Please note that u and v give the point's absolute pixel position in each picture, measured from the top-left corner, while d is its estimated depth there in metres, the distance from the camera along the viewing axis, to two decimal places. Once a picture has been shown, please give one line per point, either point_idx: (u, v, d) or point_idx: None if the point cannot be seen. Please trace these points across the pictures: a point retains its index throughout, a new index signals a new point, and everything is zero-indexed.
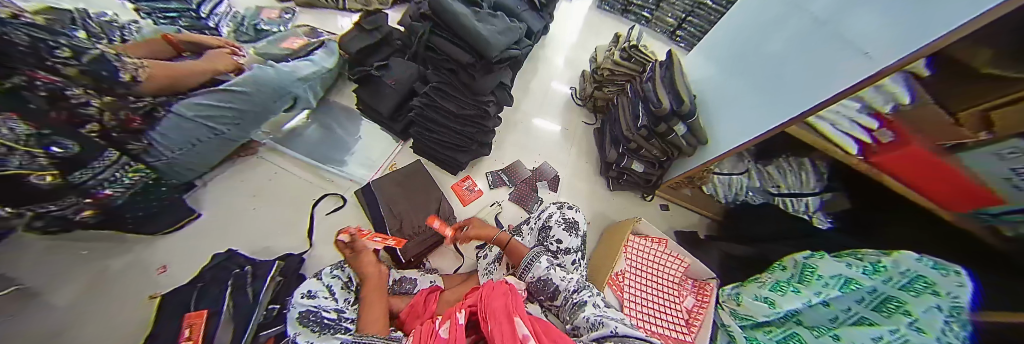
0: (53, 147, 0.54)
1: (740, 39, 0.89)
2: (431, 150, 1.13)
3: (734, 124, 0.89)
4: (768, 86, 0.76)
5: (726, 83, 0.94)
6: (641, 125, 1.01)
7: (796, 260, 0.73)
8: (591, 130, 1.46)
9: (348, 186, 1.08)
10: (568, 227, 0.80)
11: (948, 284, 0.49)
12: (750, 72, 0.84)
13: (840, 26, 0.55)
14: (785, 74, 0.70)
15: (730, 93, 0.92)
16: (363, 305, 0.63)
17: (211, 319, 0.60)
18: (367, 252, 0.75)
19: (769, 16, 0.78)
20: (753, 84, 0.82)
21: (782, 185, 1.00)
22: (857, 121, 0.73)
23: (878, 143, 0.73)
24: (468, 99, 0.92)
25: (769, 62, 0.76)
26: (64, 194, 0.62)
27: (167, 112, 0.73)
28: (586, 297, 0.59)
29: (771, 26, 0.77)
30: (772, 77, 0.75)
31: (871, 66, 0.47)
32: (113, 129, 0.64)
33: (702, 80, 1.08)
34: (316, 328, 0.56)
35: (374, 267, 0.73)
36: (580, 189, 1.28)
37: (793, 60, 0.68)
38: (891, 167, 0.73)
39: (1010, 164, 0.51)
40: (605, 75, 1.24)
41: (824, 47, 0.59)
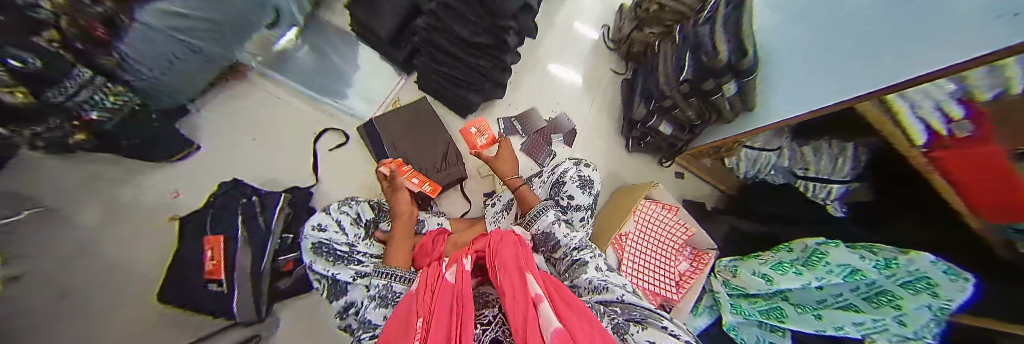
0: (12, 61, 0.47)
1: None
2: (439, 87, 1.01)
3: (795, 95, 0.74)
4: (846, 44, 0.57)
5: (790, 39, 0.75)
6: (683, 80, 0.86)
7: (806, 244, 0.71)
8: (620, 80, 1.29)
9: (349, 122, 1.01)
10: (583, 185, 0.77)
11: (952, 290, 0.47)
12: (826, 20, 0.63)
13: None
14: (865, 33, 0.52)
15: (804, 47, 0.70)
16: (391, 244, 0.65)
17: (228, 245, 0.63)
18: (401, 190, 0.76)
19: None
20: (817, 46, 0.66)
21: (811, 169, 0.92)
22: (942, 106, 0.56)
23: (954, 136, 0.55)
24: (484, 23, 0.70)
25: (849, 7, 0.55)
26: (47, 116, 0.59)
27: (132, 21, 0.53)
28: (587, 257, 0.58)
29: None
30: (851, 31, 0.56)
31: (957, 47, 0.34)
32: (76, 39, 0.51)
33: (776, 20, 0.81)
34: (331, 258, 0.62)
35: (406, 203, 0.74)
36: (596, 148, 1.21)
37: (862, 21, 0.53)
38: (951, 166, 0.58)
39: None
40: (652, 10, 1.02)
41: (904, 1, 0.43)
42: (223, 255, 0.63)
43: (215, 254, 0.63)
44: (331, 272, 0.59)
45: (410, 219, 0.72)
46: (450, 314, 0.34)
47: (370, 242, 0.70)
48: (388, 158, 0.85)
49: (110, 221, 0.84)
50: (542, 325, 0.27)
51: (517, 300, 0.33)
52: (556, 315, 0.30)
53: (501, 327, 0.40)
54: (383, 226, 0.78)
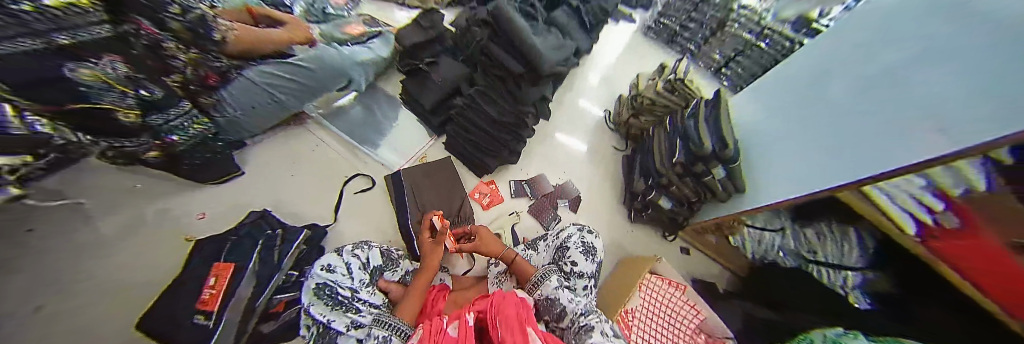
0: (142, 90, 0.60)
1: (795, 87, 0.81)
2: (464, 151, 1.15)
3: (783, 177, 0.81)
4: (823, 143, 0.69)
5: (774, 133, 0.88)
6: (676, 161, 0.98)
7: (824, 335, 0.69)
8: (621, 156, 1.43)
9: (379, 169, 1.12)
10: (587, 251, 0.78)
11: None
12: (806, 124, 0.75)
13: (897, 96, 0.50)
14: (846, 134, 0.62)
15: (786, 142, 0.82)
16: (407, 297, 0.65)
17: (235, 274, 0.65)
18: (441, 247, 0.79)
19: (824, 68, 0.71)
20: (800, 139, 0.77)
21: (820, 252, 0.92)
22: (920, 198, 0.64)
23: (939, 227, 0.61)
24: (509, 107, 0.95)
25: (830, 116, 0.68)
26: (140, 133, 0.68)
27: (238, 75, 0.82)
28: (594, 321, 0.56)
29: (822, 79, 0.71)
30: (831, 132, 0.67)
31: (936, 148, 0.41)
32: (191, 82, 0.71)
33: (756, 120, 0.96)
34: (330, 302, 0.60)
35: (436, 259, 0.76)
36: (600, 215, 1.26)
37: (850, 119, 0.61)
38: (953, 256, 0.61)
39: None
40: (644, 104, 1.22)
41: (885, 116, 0.53)
42: (225, 284, 0.63)
43: (217, 283, 0.64)
44: (323, 318, 0.56)
45: (432, 277, 0.73)
46: None
47: (372, 289, 0.70)
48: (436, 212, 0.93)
49: (122, 237, 0.85)
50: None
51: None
52: None
53: None
54: (387, 275, 0.78)
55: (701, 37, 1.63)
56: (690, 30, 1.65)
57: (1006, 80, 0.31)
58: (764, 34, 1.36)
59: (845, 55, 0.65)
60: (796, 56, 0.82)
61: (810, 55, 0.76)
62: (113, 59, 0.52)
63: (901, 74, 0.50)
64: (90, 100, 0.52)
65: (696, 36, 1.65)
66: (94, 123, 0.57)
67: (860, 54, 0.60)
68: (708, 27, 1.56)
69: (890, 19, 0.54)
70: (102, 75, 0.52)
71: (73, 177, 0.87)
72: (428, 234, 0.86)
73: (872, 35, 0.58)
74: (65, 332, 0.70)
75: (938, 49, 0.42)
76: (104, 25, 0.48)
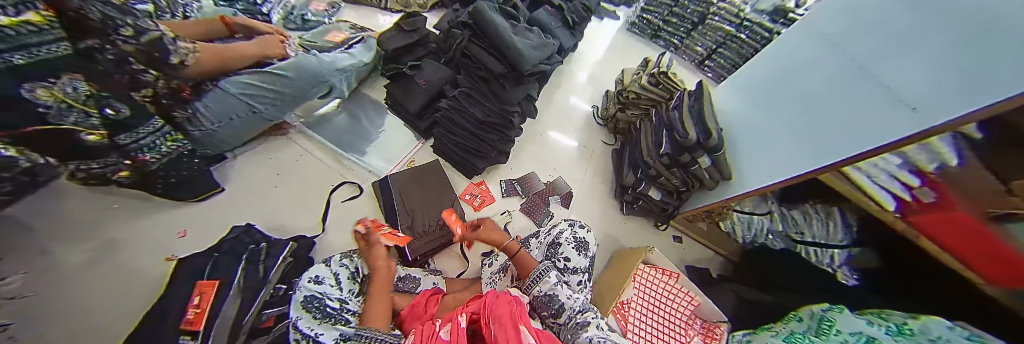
0: (106, 109, 0.58)
1: (778, 77, 0.82)
2: (451, 153, 1.14)
3: (767, 162, 0.83)
4: (807, 130, 0.69)
5: (761, 121, 0.88)
6: (663, 153, 0.98)
7: (813, 311, 0.70)
8: (610, 150, 1.44)
9: (367, 177, 1.10)
10: (579, 247, 0.78)
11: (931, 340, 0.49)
12: (791, 112, 0.76)
13: (880, 80, 0.50)
14: (828, 120, 0.63)
15: (771, 130, 0.83)
16: (370, 300, 0.64)
17: (220, 291, 0.64)
18: (376, 245, 0.80)
19: (808, 58, 0.71)
20: (786, 125, 0.77)
21: (806, 233, 0.94)
22: (899, 177, 0.65)
23: (917, 202, 0.62)
24: (493, 107, 0.95)
25: (813, 103, 0.68)
26: (108, 154, 0.65)
27: (214, 86, 0.80)
28: (591, 317, 0.56)
29: (808, 65, 0.71)
30: (814, 119, 0.67)
31: (911, 127, 0.42)
32: (163, 97, 0.70)
33: (739, 110, 0.98)
34: (318, 316, 0.56)
35: (382, 258, 0.77)
36: (592, 209, 1.27)
37: (836, 102, 0.61)
38: (933, 230, 0.61)
39: None
40: (630, 97, 1.23)
41: (866, 100, 0.53)
42: (209, 302, 0.61)
43: (201, 301, 0.62)
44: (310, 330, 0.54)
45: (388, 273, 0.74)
46: None
47: (360, 299, 0.71)
48: (362, 219, 0.91)
49: (102, 259, 0.83)
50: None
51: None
52: None
53: None
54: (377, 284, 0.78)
55: (684, 30, 1.65)
56: (673, 24, 1.67)
57: (983, 52, 0.31)
58: (744, 26, 1.39)
59: (830, 40, 0.65)
60: (778, 44, 0.83)
61: (797, 42, 0.76)
62: (75, 77, 0.50)
63: (884, 58, 0.50)
64: (53, 122, 0.51)
65: (678, 29, 1.66)
66: (56, 146, 0.55)
67: (841, 43, 0.61)
68: (690, 20, 1.57)
69: (870, 8, 0.54)
70: (61, 95, 0.50)
71: (54, 199, 0.86)
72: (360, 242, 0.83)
73: (852, 25, 0.59)
74: None
75: (919, 32, 0.42)
76: (62, 42, 0.45)
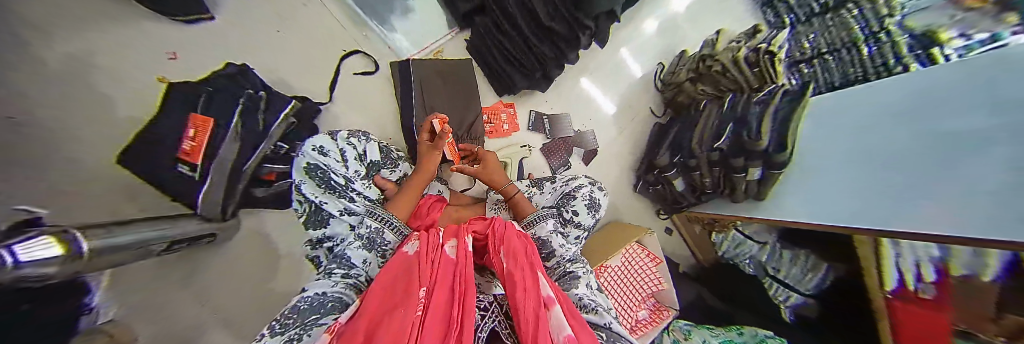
0: None
1: (865, 100, 0.65)
2: (490, 58, 0.99)
3: (810, 210, 0.74)
4: (875, 180, 0.57)
5: (811, 164, 0.76)
6: (717, 148, 0.86)
7: (755, 331, 0.77)
8: (653, 123, 1.29)
9: (384, 53, 0.98)
10: (590, 206, 0.76)
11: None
12: (860, 147, 0.62)
13: (977, 137, 0.39)
14: (910, 171, 0.50)
15: (823, 178, 0.72)
16: (398, 191, 0.64)
17: (215, 132, 0.59)
18: (438, 152, 0.67)
19: (890, 101, 0.58)
20: (842, 177, 0.66)
21: (781, 272, 0.92)
22: (920, 265, 0.56)
23: (916, 295, 0.57)
24: (566, 13, 0.70)
25: (895, 141, 0.54)
26: None
27: None
28: (580, 271, 0.58)
29: (880, 115, 0.59)
30: (878, 172, 0.57)
31: (980, 227, 0.36)
32: None
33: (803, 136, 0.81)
34: (323, 186, 0.58)
35: (433, 165, 0.68)
36: (609, 175, 1.25)
37: (905, 171, 0.51)
38: (904, 322, 0.60)
39: None
40: (712, 69, 0.99)
41: (964, 157, 0.41)
42: (204, 140, 0.58)
43: (196, 136, 0.58)
44: (315, 199, 0.57)
45: (428, 180, 0.67)
46: (452, 300, 0.32)
47: (368, 183, 0.65)
48: (439, 114, 0.74)
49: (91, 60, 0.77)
50: (553, 335, 0.30)
51: (529, 295, 0.32)
52: (562, 321, 0.32)
53: (500, 317, 0.39)
54: (383, 173, 0.71)
55: None
56: None
57: None
58: None
59: (910, 91, 0.54)
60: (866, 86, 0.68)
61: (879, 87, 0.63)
62: None
63: (981, 107, 0.38)
64: None
65: None
66: None
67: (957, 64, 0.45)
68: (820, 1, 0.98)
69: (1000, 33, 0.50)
70: None
71: None
72: (426, 138, 0.72)
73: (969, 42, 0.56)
74: (69, 138, 0.75)
75: (1000, 104, 0.35)
76: None
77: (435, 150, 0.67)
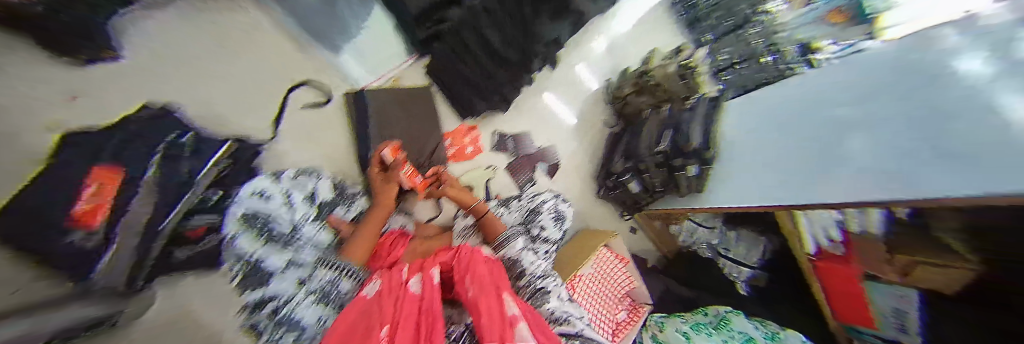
0: None
1: (803, 85, 0.76)
2: (450, 83, 1.01)
3: (754, 188, 0.85)
4: (822, 154, 0.66)
5: (757, 146, 0.88)
6: (660, 151, 0.97)
7: (717, 310, 0.85)
8: (607, 133, 1.39)
9: (338, 83, 0.96)
10: (556, 219, 0.83)
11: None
12: (806, 125, 0.72)
13: (925, 104, 0.45)
14: (854, 143, 0.58)
15: (764, 161, 0.84)
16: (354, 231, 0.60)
17: (124, 189, 0.48)
18: (393, 184, 0.71)
19: (829, 83, 0.67)
20: (784, 158, 0.78)
21: (732, 250, 1.11)
22: (831, 228, 0.81)
23: (824, 251, 0.81)
24: (518, 43, 0.82)
25: (828, 122, 0.65)
26: None
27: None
28: (550, 285, 0.59)
29: (822, 94, 0.69)
30: (823, 147, 0.66)
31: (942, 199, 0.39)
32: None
33: (733, 133, 0.98)
34: (262, 237, 0.53)
35: (389, 199, 0.69)
36: (573, 185, 1.32)
37: (855, 141, 0.58)
38: (824, 276, 0.81)
39: (896, 304, 0.69)
40: (649, 82, 1.13)
41: (879, 124, 0.53)
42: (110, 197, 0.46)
43: (99, 195, 0.44)
44: (252, 255, 0.51)
45: (387, 215, 0.66)
46: (417, 339, 0.31)
47: (319, 225, 0.61)
48: (391, 142, 0.79)
49: None
50: None
51: (494, 319, 0.32)
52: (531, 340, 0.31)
53: None
54: (338, 212, 0.67)
55: None
56: None
57: None
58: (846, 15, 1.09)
59: (846, 74, 0.63)
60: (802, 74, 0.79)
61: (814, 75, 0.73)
62: None
63: (932, 78, 0.44)
64: None
65: None
66: None
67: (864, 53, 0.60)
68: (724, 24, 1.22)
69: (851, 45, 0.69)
70: None
71: None
72: (377, 171, 0.75)
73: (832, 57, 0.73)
74: None
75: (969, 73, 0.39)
76: None
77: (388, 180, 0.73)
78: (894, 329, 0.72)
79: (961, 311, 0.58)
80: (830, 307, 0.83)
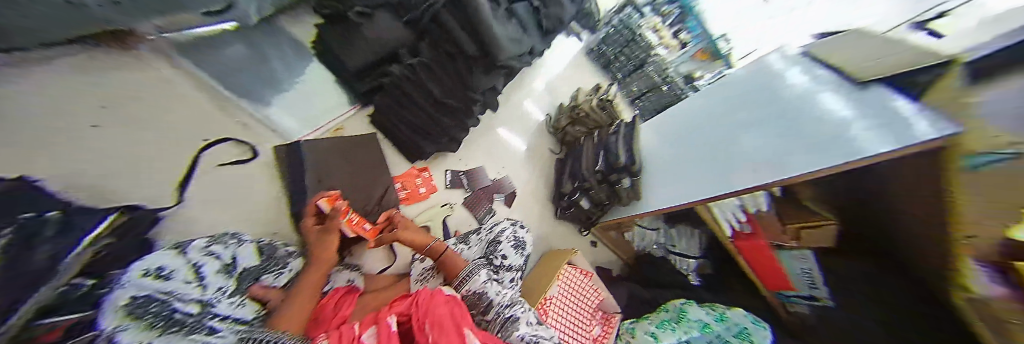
0: None
1: (700, 109, 1.04)
2: (395, 128, 1.03)
3: (675, 189, 1.01)
4: (726, 153, 0.86)
5: (672, 155, 1.09)
6: (598, 170, 1.13)
7: (675, 304, 0.94)
8: (555, 159, 1.52)
9: (267, 136, 0.86)
10: (516, 246, 0.82)
11: (760, 336, 0.73)
12: (710, 134, 0.95)
13: (804, 112, 0.65)
14: (747, 144, 0.79)
15: (680, 168, 1.03)
16: (286, 297, 0.51)
17: None
18: (334, 233, 0.65)
19: (722, 104, 0.94)
20: (693, 161, 0.98)
21: (678, 246, 1.24)
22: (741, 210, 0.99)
23: (738, 231, 0.95)
24: (456, 90, 0.91)
25: (729, 130, 0.87)
26: None
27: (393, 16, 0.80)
28: (518, 312, 0.58)
29: (720, 112, 0.94)
30: (726, 147, 0.87)
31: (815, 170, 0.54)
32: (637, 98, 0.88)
33: (654, 149, 1.20)
34: (157, 322, 0.34)
35: (331, 253, 0.62)
36: (532, 210, 1.38)
37: (749, 140, 0.79)
38: (747, 251, 0.92)
39: (801, 265, 0.82)
40: (580, 114, 1.34)
41: (768, 125, 0.75)
42: None
43: None
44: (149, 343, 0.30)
45: (324, 276, 0.59)
46: None
47: (238, 300, 0.49)
48: (329, 191, 0.74)
49: None
50: None
51: None
52: None
53: None
54: (265, 279, 0.57)
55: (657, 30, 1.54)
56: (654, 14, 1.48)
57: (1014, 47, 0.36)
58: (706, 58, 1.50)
59: (736, 98, 0.89)
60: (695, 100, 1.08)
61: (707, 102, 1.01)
62: None
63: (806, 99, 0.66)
64: None
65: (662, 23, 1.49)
66: None
67: (721, 88, 0.96)
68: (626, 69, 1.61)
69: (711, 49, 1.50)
70: None
71: None
72: (313, 223, 0.68)
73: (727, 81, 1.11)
74: None
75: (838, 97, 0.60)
76: None
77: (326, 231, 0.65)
78: (806, 287, 0.81)
79: (852, 266, 0.75)
80: (761, 282, 0.93)
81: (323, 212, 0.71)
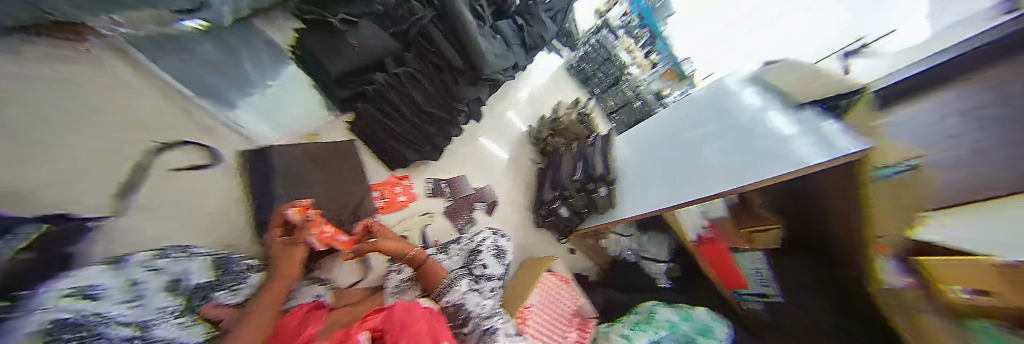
0: None
1: (666, 125, 1.14)
2: (376, 135, 1.02)
3: (646, 196, 1.08)
4: (691, 163, 0.95)
5: (642, 166, 1.19)
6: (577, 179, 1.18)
7: (646, 306, 0.98)
8: (536, 169, 1.56)
9: (234, 142, 0.84)
10: (497, 255, 0.85)
11: (720, 333, 0.82)
12: (676, 148, 1.05)
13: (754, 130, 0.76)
14: (707, 156, 0.89)
15: (649, 178, 1.11)
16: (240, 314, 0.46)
17: None
18: (301, 244, 0.61)
19: (685, 120, 1.04)
20: (660, 172, 1.07)
21: (648, 252, 1.35)
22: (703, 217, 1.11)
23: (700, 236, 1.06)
24: (441, 99, 0.93)
25: (692, 144, 0.97)
26: None
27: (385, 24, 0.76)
28: (497, 323, 0.58)
29: (683, 127, 1.04)
30: (689, 159, 0.97)
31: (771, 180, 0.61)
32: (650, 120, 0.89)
33: (626, 159, 1.28)
34: None
35: (294, 266, 0.58)
36: (512, 218, 1.39)
37: (709, 152, 0.89)
38: (712, 255, 1.02)
39: (756, 267, 0.94)
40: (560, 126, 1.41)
41: (724, 139, 0.85)
42: None
43: None
44: None
45: (286, 291, 0.54)
46: None
47: (186, 322, 0.44)
48: (300, 201, 0.69)
49: None
50: None
51: None
52: None
53: None
54: (218, 297, 0.52)
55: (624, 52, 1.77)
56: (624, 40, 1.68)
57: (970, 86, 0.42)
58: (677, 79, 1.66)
59: (697, 115, 1.00)
60: (660, 117, 1.19)
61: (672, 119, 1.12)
62: None
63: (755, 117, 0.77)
64: None
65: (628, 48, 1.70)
66: None
67: (684, 105, 1.07)
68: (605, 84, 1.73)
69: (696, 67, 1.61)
70: None
71: None
72: (278, 233, 0.63)
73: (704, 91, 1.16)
74: None
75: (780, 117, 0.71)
76: None
77: (294, 243, 0.61)
78: (758, 285, 0.93)
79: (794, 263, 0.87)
80: (722, 284, 0.99)
81: (292, 223, 0.66)
